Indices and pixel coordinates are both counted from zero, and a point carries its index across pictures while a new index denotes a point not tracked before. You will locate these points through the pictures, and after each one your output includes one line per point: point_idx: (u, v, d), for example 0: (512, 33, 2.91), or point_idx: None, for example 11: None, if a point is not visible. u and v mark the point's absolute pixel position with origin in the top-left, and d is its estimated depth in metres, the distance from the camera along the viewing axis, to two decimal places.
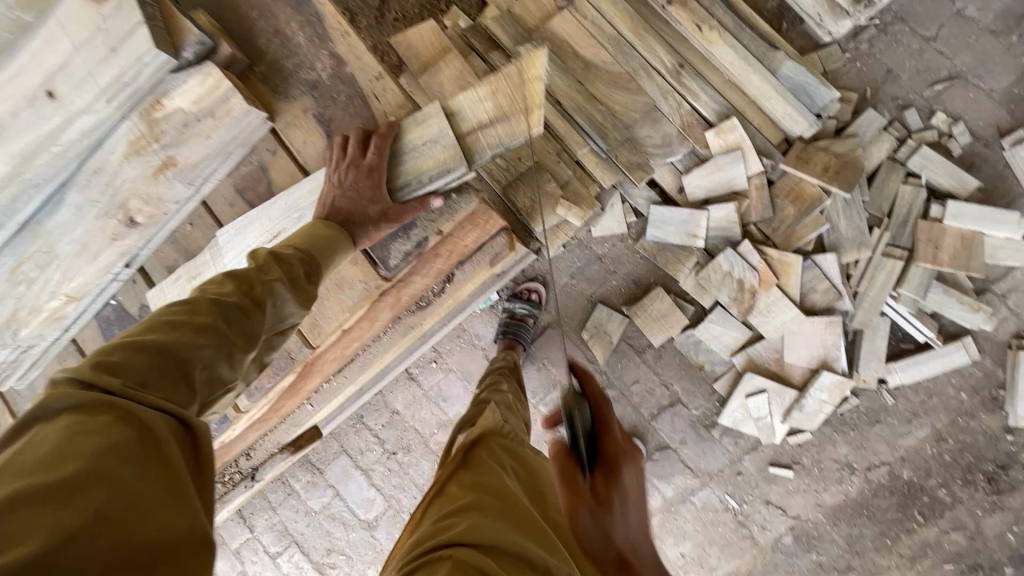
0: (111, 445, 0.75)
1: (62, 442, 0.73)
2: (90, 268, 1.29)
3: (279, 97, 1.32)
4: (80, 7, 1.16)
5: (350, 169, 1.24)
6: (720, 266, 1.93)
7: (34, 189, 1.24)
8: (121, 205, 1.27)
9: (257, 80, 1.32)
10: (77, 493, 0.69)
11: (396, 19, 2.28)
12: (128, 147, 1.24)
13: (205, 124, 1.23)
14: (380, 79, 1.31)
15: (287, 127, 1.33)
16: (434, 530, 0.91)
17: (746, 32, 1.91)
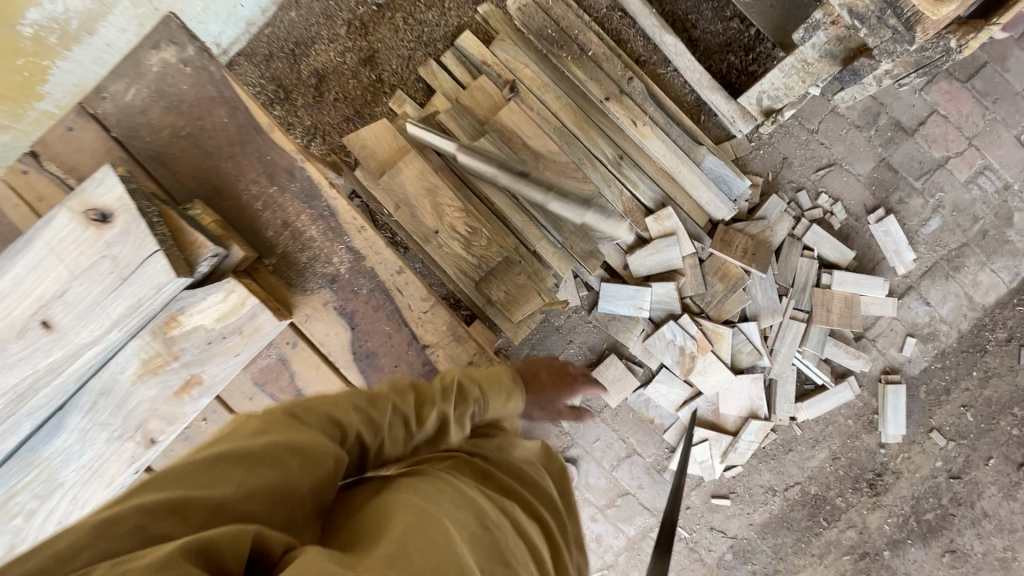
0: (284, 439, 0.86)
1: (227, 475, 0.76)
2: (105, 489, 1.30)
3: (294, 289, 1.41)
4: (80, 234, 1.21)
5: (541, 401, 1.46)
6: (664, 335, 2.20)
7: (37, 411, 1.25)
8: (139, 426, 1.31)
9: (267, 273, 1.39)
10: (235, 467, 0.78)
11: (336, 99, 2.21)
12: (141, 366, 1.29)
13: (230, 340, 1.30)
14: (400, 272, 1.44)
15: (307, 318, 1.42)
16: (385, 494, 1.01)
17: (674, 128, 2.15)
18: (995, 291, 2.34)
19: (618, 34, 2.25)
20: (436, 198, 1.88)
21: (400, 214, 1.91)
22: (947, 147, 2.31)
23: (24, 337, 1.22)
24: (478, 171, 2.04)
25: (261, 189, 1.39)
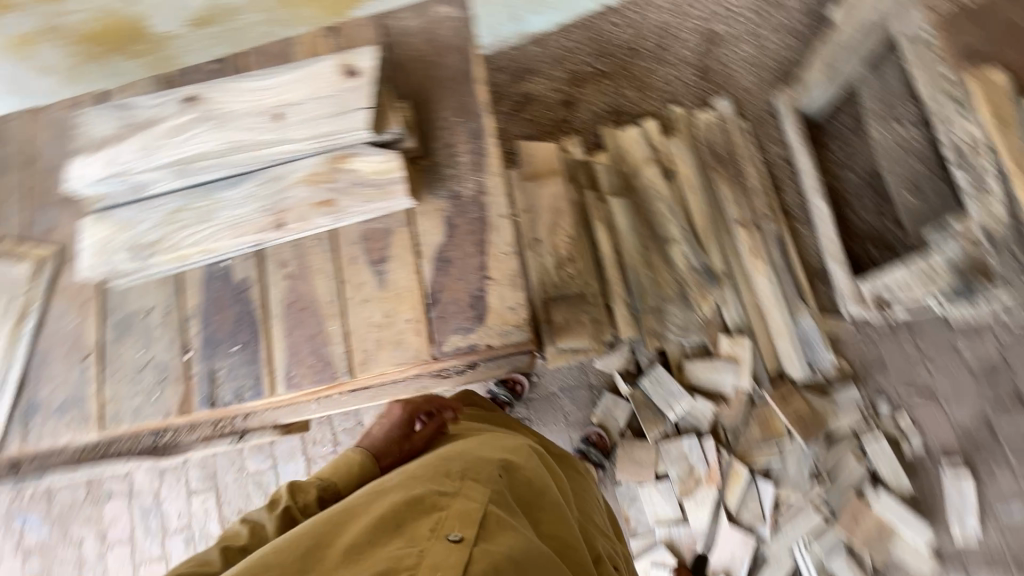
0: None
1: None
2: (230, 243, 1.35)
3: None
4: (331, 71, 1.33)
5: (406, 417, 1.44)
6: (681, 446, 2.20)
7: (224, 167, 1.34)
8: (279, 211, 1.33)
9: None
10: None
11: (528, 118, 2.63)
12: (308, 172, 1.32)
13: (368, 192, 1.31)
14: None
15: None
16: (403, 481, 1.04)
17: (786, 278, 2.26)
18: None
19: (778, 181, 2.43)
20: (556, 221, 2.17)
21: (524, 215, 2.20)
22: None
23: (259, 117, 1.34)
24: (601, 220, 2.30)
25: (446, 99, 1.46)
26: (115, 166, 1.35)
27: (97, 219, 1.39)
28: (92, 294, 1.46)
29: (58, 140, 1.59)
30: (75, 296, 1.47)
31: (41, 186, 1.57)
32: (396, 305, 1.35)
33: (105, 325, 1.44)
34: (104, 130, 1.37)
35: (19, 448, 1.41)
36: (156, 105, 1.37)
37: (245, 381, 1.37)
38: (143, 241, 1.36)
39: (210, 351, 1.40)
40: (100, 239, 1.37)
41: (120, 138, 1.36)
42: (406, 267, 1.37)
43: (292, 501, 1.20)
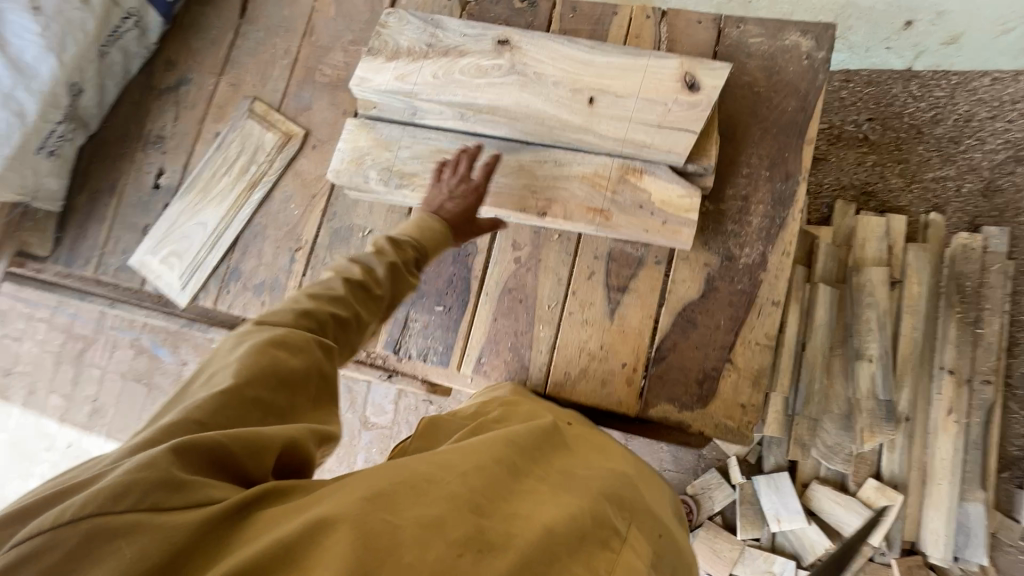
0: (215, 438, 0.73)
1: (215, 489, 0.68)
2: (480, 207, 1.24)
3: None
4: (669, 75, 1.15)
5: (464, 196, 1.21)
6: (771, 562, 2.05)
7: (507, 127, 1.22)
8: (545, 198, 1.20)
9: None
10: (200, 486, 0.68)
11: None
12: (592, 172, 1.19)
13: (651, 220, 1.15)
14: None
15: None
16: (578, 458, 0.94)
17: (973, 454, 1.97)
18: None
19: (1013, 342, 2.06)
20: None
21: None
22: None
23: (570, 92, 1.19)
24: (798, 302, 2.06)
25: (757, 142, 1.26)
26: (405, 83, 1.27)
27: (361, 125, 1.33)
28: (324, 190, 1.44)
29: (340, 23, 1.54)
30: (306, 187, 1.46)
31: (310, 62, 1.53)
32: (618, 344, 1.22)
33: (324, 228, 1.42)
34: (408, 41, 1.29)
35: (212, 306, 1.45)
36: (468, 35, 1.27)
37: (436, 346, 1.31)
38: (396, 168, 1.29)
39: (413, 299, 1.34)
40: (357, 147, 1.32)
41: (421, 56, 1.28)
42: (645, 310, 1.23)
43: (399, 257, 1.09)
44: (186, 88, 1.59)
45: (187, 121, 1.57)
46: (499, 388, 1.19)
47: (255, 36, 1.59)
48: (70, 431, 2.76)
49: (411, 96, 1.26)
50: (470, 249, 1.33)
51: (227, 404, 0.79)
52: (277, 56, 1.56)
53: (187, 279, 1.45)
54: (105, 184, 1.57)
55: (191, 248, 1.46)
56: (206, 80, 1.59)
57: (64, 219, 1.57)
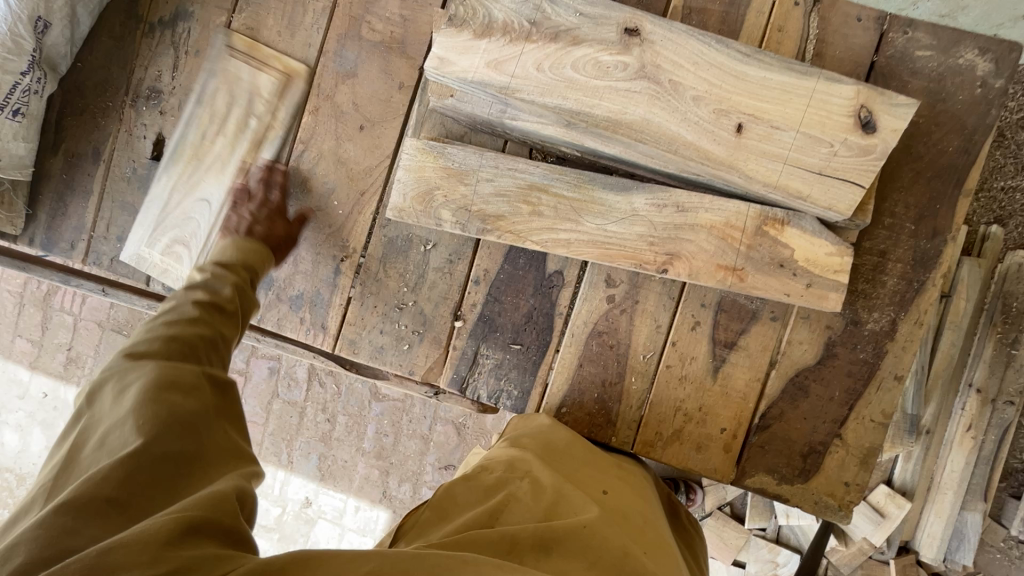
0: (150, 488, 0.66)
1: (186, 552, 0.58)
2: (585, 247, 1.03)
3: None
4: (842, 106, 0.92)
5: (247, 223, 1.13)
6: (776, 553, 2.16)
7: (625, 150, 0.99)
8: (666, 248, 1.01)
9: None
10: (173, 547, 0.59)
11: None
12: (725, 221, 0.99)
13: (792, 283, 0.98)
14: None
15: None
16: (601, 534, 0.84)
17: (984, 468, 1.95)
18: None
19: None
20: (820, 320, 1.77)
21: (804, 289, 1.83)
22: None
23: (715, 114, 0.94)
24: None
25: (908, 189, 1.07)
26: (501, 74, 0.99)
27: (426, 148, 1.09)
28: (375, 187, 1.18)
29: None
30: (352, 180, 1.20)
31: (354, 9, 1.19)
32: (717, 407, 1.11)
33: (376, 236, 1.19)
34: (505, 14, 0.99)
35: None
36: (586, 15, 0.98)
37: (510, 389, 1.16)
38: (477, 206, 1.06)
39: (485, 332, 1.16)
40: (424, 177, 1.09)
41: (522, 37, 0.98)
42: (753, 371, 1.10)
43: (240, 278, 0.97)
44: (187, 25, 1.23)
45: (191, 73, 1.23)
46: (535, 421, 1.10)
47: None
48: (44, 379, 2.38)
49: (507, 94, 0.99)
50: (555, 281, 1.14)
51: (146, 462, 0.67)
52: None
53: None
54: (88, 148, 1.26)
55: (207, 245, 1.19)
56: (214, 17, 1.23)
57: (36, 188, 1.26)
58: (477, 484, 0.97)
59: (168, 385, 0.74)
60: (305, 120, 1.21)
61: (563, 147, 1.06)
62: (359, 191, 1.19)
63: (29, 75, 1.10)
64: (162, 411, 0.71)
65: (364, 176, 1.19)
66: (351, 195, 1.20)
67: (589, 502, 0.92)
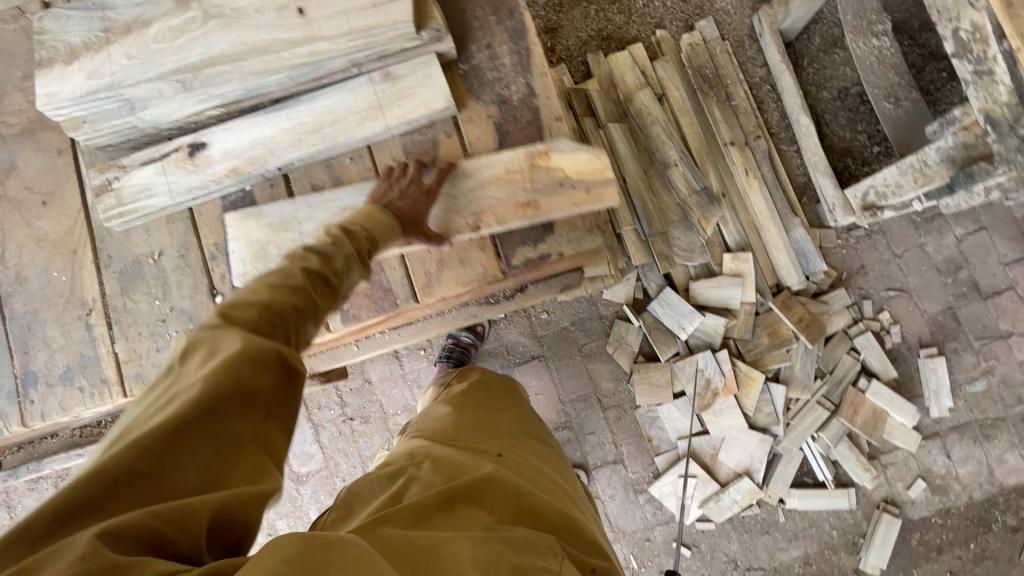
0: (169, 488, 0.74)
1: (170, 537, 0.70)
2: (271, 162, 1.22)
3: None
4: None
5: (410, 184, 1.18)
6: (696, 362, 2.28)
7: (241, 77, 1.17)
8: (328, 129, 1.23)
9: None
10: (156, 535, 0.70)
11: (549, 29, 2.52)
12: (353, 89, 1.23)
13: (419, 91, 1.24)
14: None
15: None
16: (493, 479, 1.06)
17: (778, 192, 2.35)
18: (1017, 475, 2.30)
19: (761, 102, 2.50)
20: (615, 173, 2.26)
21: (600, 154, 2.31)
22: (1016, 323, 2.36)
23: (279, 12, 1.17)
24: (602, 147, 2.30)
25: None
26: (102, 78, 1.14)
27: (105, 180, 1.21)
28: (82, 240, 1.25)
29: (1, 63, 1.32)
30: (60, 248, 1.25)
31: None
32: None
33: (107, 278, 1.25)
34: (82, 36, 1.15)
35: (22, 428, 1.21)
36: (143, 4, 1.17)
37: None
38: (176, 190, 1.21)
39: None
40: (116, 195, 1.21)
41: (104, 45, 1.15)
42: None
43: (355, 247, 1.04)
44: None
45: None
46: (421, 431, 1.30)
47: None
48: None
49: (117, 89, 1.14)
50: None
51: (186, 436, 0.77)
52: None
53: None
54: None
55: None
56: None
57: None
58: (376, 476, 1.12)
59: (244, 357, 0.84)
60: None
61: (202, 111, 1.21)
62: (69, 253, 1.25)
63: None
64: (228, 380, 0.81)
65: (66, 239, 1.26)
66: (64, 260, 1.25)
67: (482, 460, 1.13)
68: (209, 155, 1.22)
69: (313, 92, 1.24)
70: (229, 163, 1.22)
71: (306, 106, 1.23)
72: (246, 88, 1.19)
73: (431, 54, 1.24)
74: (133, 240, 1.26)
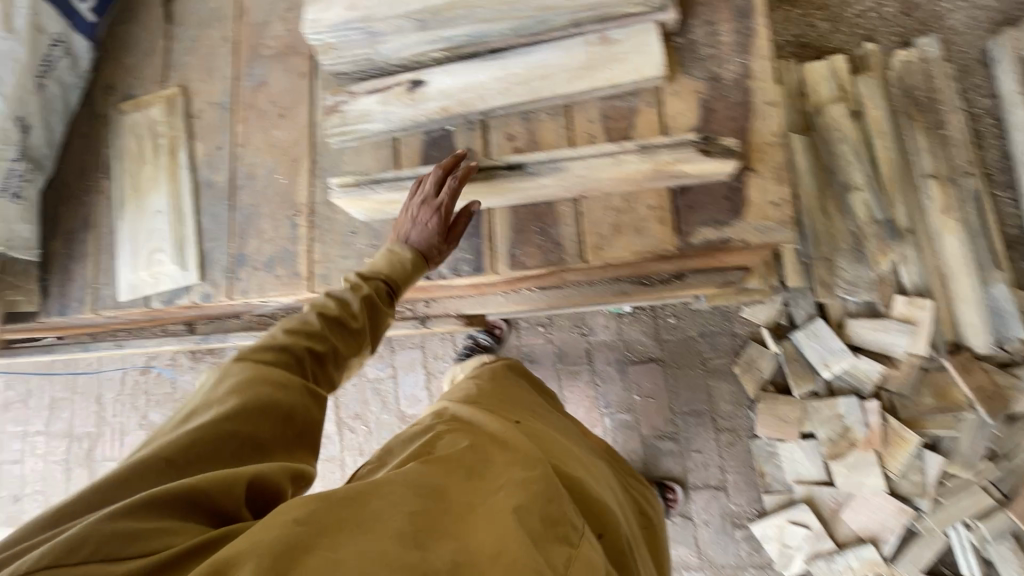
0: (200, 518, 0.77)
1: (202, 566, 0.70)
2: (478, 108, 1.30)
3: None
4: None
5: (428, 206, 1.16)
6: (836, 406, 2.05)
7: (475, 24, 1.27)
8: (535, 85, 1.27)
9: None
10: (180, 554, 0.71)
11: None
12: (568, 46, 1.26)
13: (632, 60, 1.24)
14: None
15: None
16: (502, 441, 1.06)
17: (980, 240, 2.04)
18: None
19: (977, 135, 2.18)
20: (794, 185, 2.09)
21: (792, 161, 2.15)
22: None
23: None
24: None
25: None
26: (359, 10, 1.27)
27: (335, 101, 1.37)
28: (305, 151, 1.42)
29: None
30: (286, 155, 1.44)
31: (252, 40, 1.52)
32: (638, 191, 1.23)
33: (317, 187, 1.40)
34: None
35: (227, 300, 1.41)
36: None
37: (464, 255, 1.30)
38: (394, 120, 1.34)
39: None
40: (342, 117, 1.36)
41: None
42: None
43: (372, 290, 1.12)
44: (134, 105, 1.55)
45: (142, 133, 1.52)
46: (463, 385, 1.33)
47: (190, 35, 1.57)
48: None
49: (369, 23, 1.28)
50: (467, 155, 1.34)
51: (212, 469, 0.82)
52: (220, 45, 1.54)
53: (182, 258, 1.43)
54: (79, 221, 1.52)
55: (185, 237, 1.44)
56: (153, 89, 1.56)
57: (46, 267, 1.50)
58: (398, 440, 1.12)
59: (262, 379, 0.94)
60: (238, 129, 1.48)
61: (428, 51, 1.32)
62: (292, 161, 1.43)
63: (20, 161, 1.38)
64: (258, 399, 0.92)
65: (293, 149, 1.44)
66: (286, 165, 1.43)
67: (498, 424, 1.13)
68: (426, 92, 1.33)
69: (529, 45, 1.29)
70: (442, 101, 1.32)
71: (520, 57, 1.29)
72: (475, 36, 1.29)
73: (652, 22, 1.23)
74: (344, 158, 1.40)
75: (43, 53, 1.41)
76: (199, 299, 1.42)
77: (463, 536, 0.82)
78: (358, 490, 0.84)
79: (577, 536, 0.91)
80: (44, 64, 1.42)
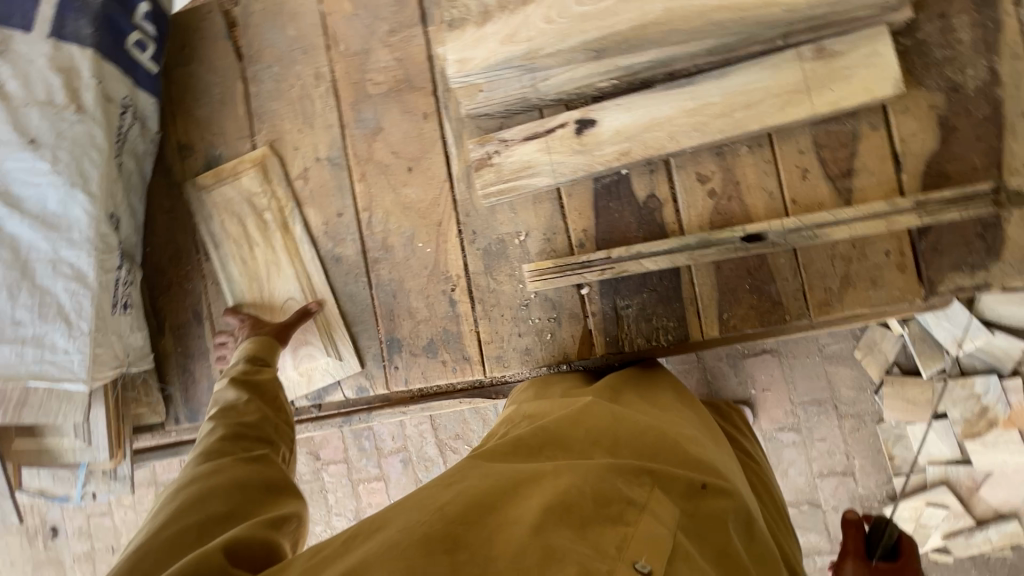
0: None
1: None
2: (667, 150, 1.08)
3: None
4: None
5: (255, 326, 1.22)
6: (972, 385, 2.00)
7: (662, 48, 1.03)
8: (738, 115, 1.06)
9: None
10: None
11: None
12: (777, 63, 1.04)
13: (861, 76, 1.02)
14: None
15: None
16: (602, 419, 0.86)
17: None
18: None
19: None
20: None
21: None
22: None
23: None
24: None
25: None
26: (516, 44, 1.04)
27: (483, 153, 1.14)
28: (449, 214, 1.22)
29: (367, 13, 1.25)
30: (424, 218, 1.23)
31: (354, 76, 1.26)
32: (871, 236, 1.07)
33: (470, 255, 1.21)
34: None
35: (386, 391, 1.26)
36: None
37: (665, 323, 1.14)
38: (560, 170, 1.12)
39: (613, 286, 1.16)
40: (496, 171, 1.14)
41: (519, 7, 1.04)
42: (885, 185, 1.06)
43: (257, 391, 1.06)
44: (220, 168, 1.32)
45: (238, 204, 1.28)
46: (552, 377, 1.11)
47: (271, 75, 1.30)
48: None
49: (531, 58, 1.04)
50: (652, 204, 1.14)
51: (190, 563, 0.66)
52: (313, 85, 1.28)
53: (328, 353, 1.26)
54: (188, 313, 1.32)
55: (330, 321, 1.26)
56: (240, 147, 1.31)
57: (160, 370, 1.32)
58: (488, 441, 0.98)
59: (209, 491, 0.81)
60: (358, 189, 1.26)
61: (596, 83, 1.08)
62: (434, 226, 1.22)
63: (123, 267, 1.17)
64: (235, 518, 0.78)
65: (431, 210, 1.23)
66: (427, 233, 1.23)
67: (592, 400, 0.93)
68: (598, 134, 1.10)
69: (725, 65, 1.06)
70: (620, 144, 1.10)
71: (716, 82, 1.06)
72: (660, 61, 1.06)
73: (884, 25, 1.01)
74: (499, 218, 1.20)
75: (116, 127, 1.16)
76: (353, 393, 1.27)
77: (507, 526, 0.63)
78: (406, 510, 0.67)
79: (548, 471, 0.71)
80: (119, 138, 1.18)
